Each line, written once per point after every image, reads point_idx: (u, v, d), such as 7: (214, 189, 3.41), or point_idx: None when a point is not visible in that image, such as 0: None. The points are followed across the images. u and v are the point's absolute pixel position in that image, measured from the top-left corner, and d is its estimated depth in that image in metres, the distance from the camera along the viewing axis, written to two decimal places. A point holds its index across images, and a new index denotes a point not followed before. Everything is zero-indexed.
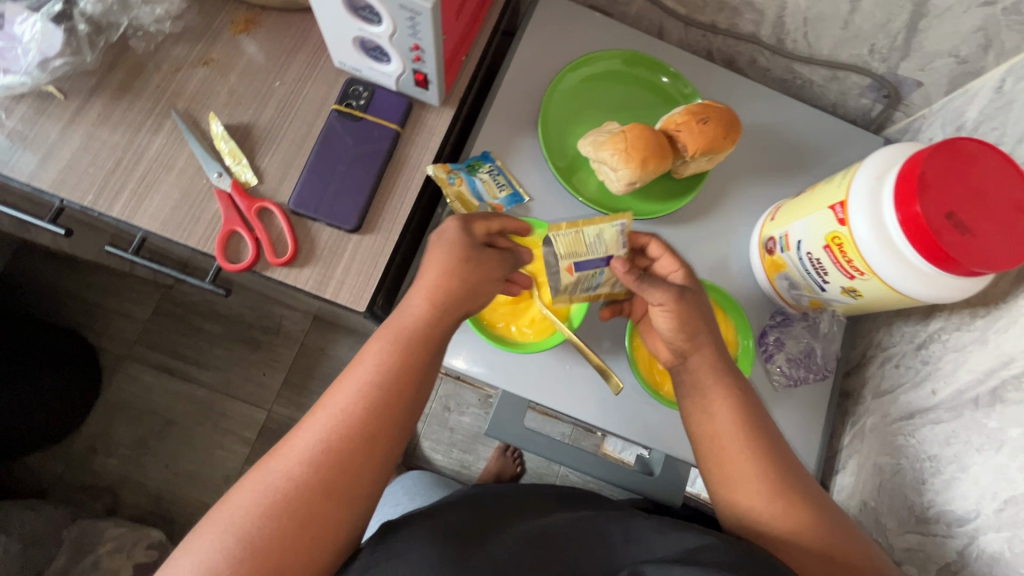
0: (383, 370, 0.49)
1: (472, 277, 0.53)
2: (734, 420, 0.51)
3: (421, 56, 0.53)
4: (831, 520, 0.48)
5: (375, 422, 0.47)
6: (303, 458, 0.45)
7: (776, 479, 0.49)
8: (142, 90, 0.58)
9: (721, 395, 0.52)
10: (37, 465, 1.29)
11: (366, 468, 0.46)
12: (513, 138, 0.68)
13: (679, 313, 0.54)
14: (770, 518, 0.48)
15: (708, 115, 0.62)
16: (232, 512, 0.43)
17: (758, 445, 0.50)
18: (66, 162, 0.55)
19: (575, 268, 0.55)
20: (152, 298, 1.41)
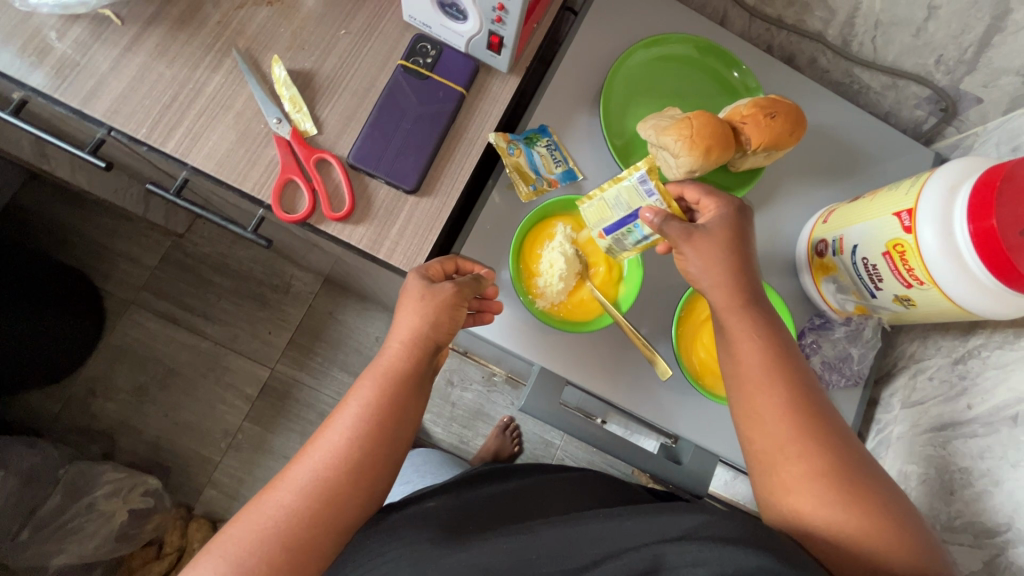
0: (367, 408, 0.49)
1: (445, 321, 0.51)
2: (758, 364, 0.51)
3: (503, 17, 0.51)
4: (856, 484, 0.46)
5: (360, 457, 0.47)
6: (295, 491, 0.46)
7: (793, 428, 0.48)
8: (203, 24, 0.55)
9: (743, 338, 0.52)
10: (34, 403, 1.27)
11: (348, 501, 0.47)
12: (572, 114, 0.67)
13: (701, 253, 0.53)
14: (781, 463, 0.48)
15: (777, 110, 0.61)
16: (233, 540, 0.45)
17: (780, 392, 0.49)
18: (120, 91, 0.53)
19: (605, 232, 0.58)
20: (162, 245, 1.38)
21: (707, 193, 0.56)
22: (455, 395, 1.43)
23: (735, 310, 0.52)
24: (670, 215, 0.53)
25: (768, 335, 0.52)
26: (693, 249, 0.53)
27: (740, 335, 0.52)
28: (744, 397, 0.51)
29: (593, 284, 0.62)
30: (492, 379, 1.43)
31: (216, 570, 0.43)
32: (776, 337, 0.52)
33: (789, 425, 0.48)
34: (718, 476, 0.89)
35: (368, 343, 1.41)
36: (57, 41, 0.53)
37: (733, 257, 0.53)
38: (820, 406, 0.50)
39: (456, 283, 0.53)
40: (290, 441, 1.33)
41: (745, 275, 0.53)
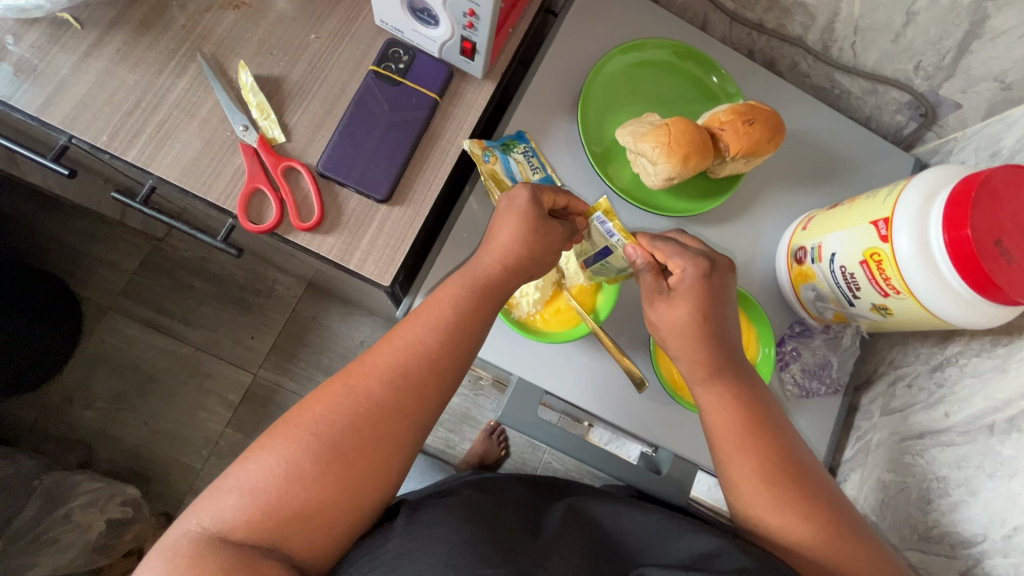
0: (438, 332, 0.48)
1: (548, 238, 0.53)
2: (734, 430, 0.50)
3: (475, 23, 0.50)
4: (848, 543, 0.45)
5: (425, 386, 0.46)
6: (383, 382, 0.45)
7: (777, 490, 0.47)
8: (167, 28, 0.54)
9: (718, 401, 0.51)
10: (9, 412, 1.24)
11: (433, 411, 0.47)
12: (550, 120, 0.66)
13: (671, 317, 0.53)
14: (769, 532, 0.46)
15: (756, 117, 0.61)
16: (319, 422, 0.43)
17: (758, 453, 0.48)
18: (79, 98, 0.51)
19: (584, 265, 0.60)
20: (141, 249, 1.35)
21: (677, 253, 0.53)
22: None
23: (705, 372, 0.52)
24: (647, 266, 0.53)
25: (737, 395, 0.51)
26: (664, 313, 0.53)
27: (713, 401, 0.51)
28: (725, 463, 0.50)
29: (571, 294, 0.62)
30: (479, 382, 1.42)
31: (270, 466, 0.42)
32: (746, 398, 0.51)
33: (772, 492, 0.47)
34: (702, 482, 0.89)
35: (353, 348, 1.39)
36: (13, 46, 0.51)
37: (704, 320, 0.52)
38: (796, 456, 0.49)
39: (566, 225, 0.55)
40: None
41: (717, 337, 0.52)
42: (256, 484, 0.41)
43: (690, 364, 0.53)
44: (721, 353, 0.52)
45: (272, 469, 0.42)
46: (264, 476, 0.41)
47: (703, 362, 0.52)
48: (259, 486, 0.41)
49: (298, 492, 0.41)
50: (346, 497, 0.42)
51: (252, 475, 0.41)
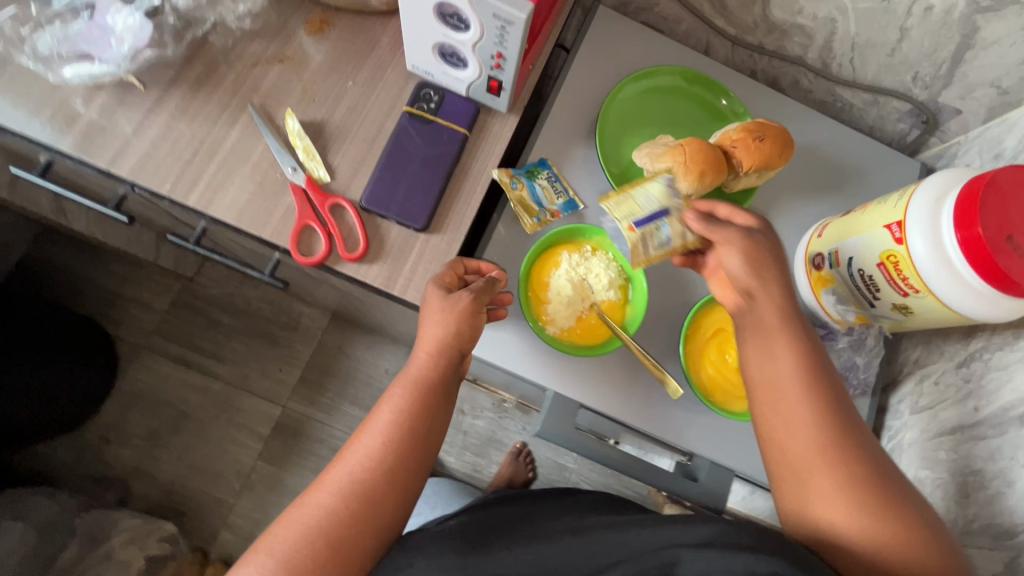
0: (384, 436, 0.50)
1: (462, 322, 0.53)
2: (793, 383, 0.51)
3: (502, 64, 0.54)
4: (883, 495, 0.46)
5: (374, 484, 0.48)
6: (335, 492, 0.48)
7: (823, 437, 0.48)
8: (219, 83, 0.59)
9: (778, 344, 0.53)
10: (50, 453, 1.29)
11: (387, 502, 0.48)
12: (569, 146, 0.70)
13: (731, 256, 0.56)
14: (810, 476, 0.48)
15: (764, 133, 0.64)
16: (276, 541, 0.46)
17: (810, 404, 0.50)
18: (143, 151, 0.56)
19: (635, 226, 0.59)
20: (172, 289, 1.41)
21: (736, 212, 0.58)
22: (467, 423, 1.44)
23: (778, 324, 0.53)
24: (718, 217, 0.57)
25: (804, 350, 0.52)
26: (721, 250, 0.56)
27: (774, 355, 0.53)
28: (774, 406, 0.51)
29: (600, 306, 0.63)
30: (503, 405, 1.44)
31: None
32: (808, 354, 0.52)
33: (819, 447, 0.48)
34: (737, 492, 0.92)
35: (378, 376, 1.42)
36: (82, 107, 0.56)
37: (770, 273, 0.55)
38: (850, 417, 0.50)
39: (473, 288, 0.54)
40: (304, 478, 1.33)
41: (787, 286, 0.56)
42: None
43: (765, 312, 0.54)
44: (790, 310, 0.54)
45: None
46: None
47: (775, 310, 0.54)
48: None
49: None
50: None
51: None
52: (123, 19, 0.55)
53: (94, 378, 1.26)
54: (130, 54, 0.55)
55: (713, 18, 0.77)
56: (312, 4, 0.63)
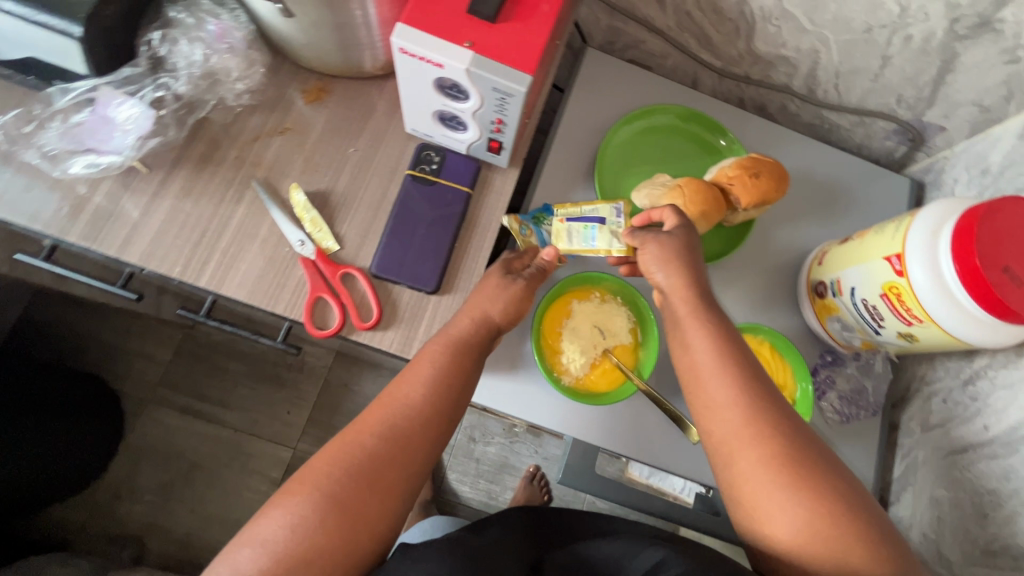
0: (427, 390, 0.49)
1: (508, 290, 0.56)
2: (709, 363, 0.49)
3: (501, 128, 0.55)
4: (807, 472, 0.44)
5: (416, 436, 0.47)
6: (379, 435, 0.46)
7: (746, 414, 0.46)
8: (222, 161, 0.59)
9: (694, 326, 0.51)
10: (60, 515, 1.27)
11: (422, 456, 0.47)
12: (569, 191, 0.71)
13: (652, 265, 0.56)
14: (735, 458, 0.46)
15: (760, 169, 0.65)
16: (319, 475, 0.44)
17: (731, 383, 0.48)
18: (152, 235, 0.56)
19: (567, 219, 0.64)
20: (174, 338, 1.40)
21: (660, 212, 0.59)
22: (479, 450, 1.45)
23: (691, 309, 0.52)
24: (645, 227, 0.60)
25: (721, 330, 0.51)
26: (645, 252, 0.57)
27: (690, 336, 0.51)
28: (698, 389, 0.49)
29: (614, 353, 0.64)
30: (513, 429, 1.45)
31: (274, 537, 0.41)
32: (728, 333, 0.50)
33: (746, 428, 0.46)
34: None
35: None
36: (86, 197, 0.56)
37: (682, 263, 0.54)
38: (774, 396, 0.48)
39: (528, 275, 0.58)
40: None
41: (700, 274, 0.55)
42: (265, 543, 0.41)
43: (677, 298, 0.53)
44: (703, 294, 0.53)
45: (280, 531, 0.41)
46: (273, 534, 0.41)
47: (689, 299, 0.52)
48: (272, 541, 0.41)
49: (301, 551, 0.41)
50: (344, 552, 0.42)
51: (245, 552, 0.41)
52: (127, 110, 0.54)
53: (95, 435, 1.26)
54: (136, 146, 0.55)
55: (700, 52, 0.79)
56: (308, 73, 0.63)
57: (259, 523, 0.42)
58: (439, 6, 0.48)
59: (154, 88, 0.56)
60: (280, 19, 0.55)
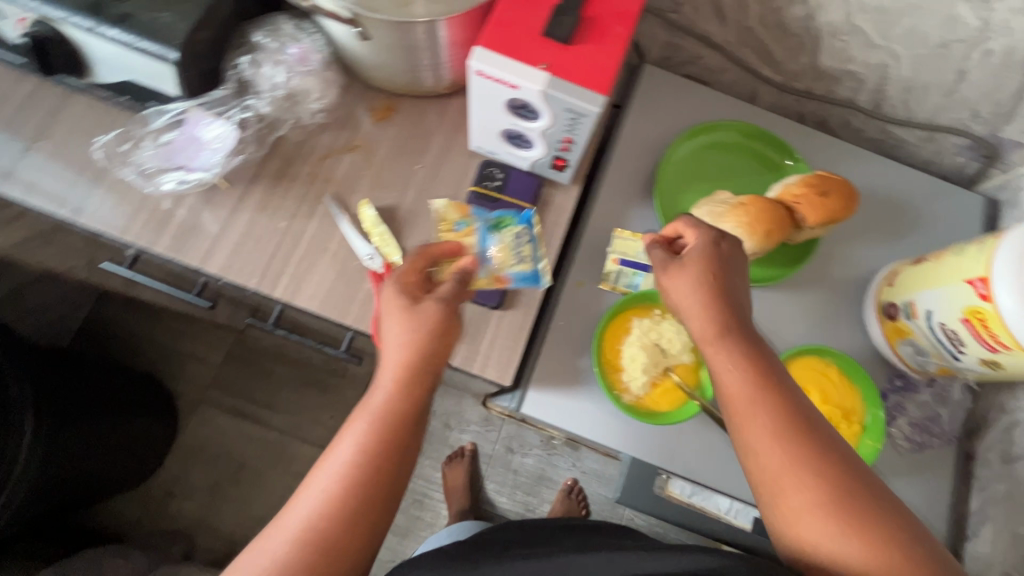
0: (347, 475, 0.44)
1: (420, 333, 0.48)
2: (747, 397, 0.46)
3: (569, 147, 0.55)
4: (861, 516, 0.41)
5: (340, 532, 0.42)
6: (295, 540, 0.42)
7: (790, 452, 0.43)
8: (295, 177, 0.61)
9: (724, 358, 0.48)
10: (119, 509, 1.33)
11: (349, 551, 0.42)
12: (627, 208, 0.71)
13: (677, 289, 0.50)
14: (785, 499, 0.43)
15: (827, 187, 0.64)
16: None
17: (772, 420, 0.45)
18: (231, 247, 0.59)
19: (619, 261, 0.67)
20: (226, 341, 1.46)
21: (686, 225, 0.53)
22: (516, 461, 1.44)
23: (720, 341, 0.48)
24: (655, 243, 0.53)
25: (755, 360, 0.47)
26: (674, 276, 0.50)
27: (721, 360, 0.48)
28: (737, 424, 0.46)
29: (675, 372, 0.64)
30: (552, 442, 1.44)
31: None
32: (764, 362, 0.47)
33: (790, 455, 0.43)
34: None
35: None
36: (172, 210, 0.59)
37: (708, 291, 0.49)
38: (820, 421, 0.46)
39: (442, 295, 0.49)
40: None
41: (728, 304, 0.49)
42: None
43: (700, 328, 0.49)
44: (742, 317, 0.49)
45: None
46: None
47: (714, 334, 0.48)
48: None
49: None
50: None
51: None
52: (215, 130, 0.58)
53: (144, 434, 1.25)
54: (221, 162, 0.58)
55: (760, 68, 0.78)
56: (377, 92, 0.65)
57: None
58: (515, 30, 0.48)
59: (240, 109, 0.59)
60: (356, 41, 0.57)
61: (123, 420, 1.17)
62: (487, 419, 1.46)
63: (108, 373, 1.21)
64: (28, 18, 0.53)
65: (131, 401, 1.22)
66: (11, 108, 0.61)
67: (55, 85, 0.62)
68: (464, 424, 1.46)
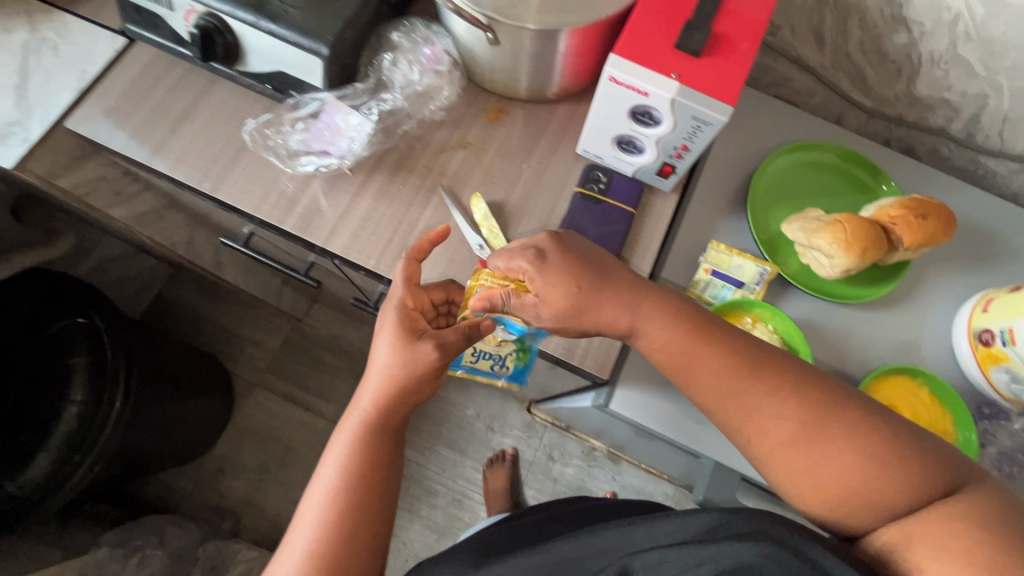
0: (352, 455, 0.52)
1: (403, 350, 0.53)
2: (679, 349, 0.51)
3: (682, 154, 0.58)
4: (828, 426, 0.45)
5: (359, 495, 0.50)
6: (330, 514, 0.49)
7: (742, 386, 0.48)
8: (413, 168, 0.66)
9: (650, 323, 0.52)
10: (171, 482, 1.37)
11: (369, 508, 0.50)
12: (717, 218, 0.73)
13: (549, 281, 0.52)
14: (761, 436, 0.47)
15: (925, 210, 0.65)
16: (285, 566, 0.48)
17: (723, 364, 0.49)
18: (353, 229, 0.63)
19: (711, 270, 0.68)
20: (283, 328, 1.51)
21: (508, 261, 0.53)
22: (557, 470, 1.43)
23: (635, 300, 0.53)
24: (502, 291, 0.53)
25: (676, 315, 0.52)
26: (548, 300, 0.52)
27: (647, 329, 0.52)
28: (689, 380, 0.51)
29: None
30: (593, 453, 1.43)
31: None
32: (685, 314, 0.52)
33: (743, 399, 0.48)
34: None
35: (469, 419, 1.44)
36: (302, 191, 0.64)
37: (582, 278, 0.52)
38: (771, 355, 0.50)
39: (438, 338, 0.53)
40: (400, 519, 1.35)
41: (601, 291, 0.52)
42: None
43: (609, 308, 0.52)
44: (630, 281, 0.53)
45: None
46: None
47: (625, 304, 0.52)
48: None
49: None
50: None
51: None
52: (348, 119, 0.63)
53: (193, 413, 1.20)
54: (356, 151, 0.64)
55: (851, 92, 0.79)
56: (489, 94, 0.70)
57: None
58: (649, 41, 0.52)
59: (377, 102, 0.65)
60: (485, 46, 0.61)
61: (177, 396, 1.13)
62: (529, 425, 1.45)
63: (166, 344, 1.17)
64: (197, 10, 0.59)
65: (185, 379, 1.17)
66: (163, 90, 0.67)
67: (203, 72, 0.68)
68: (506, 428, 1.44)
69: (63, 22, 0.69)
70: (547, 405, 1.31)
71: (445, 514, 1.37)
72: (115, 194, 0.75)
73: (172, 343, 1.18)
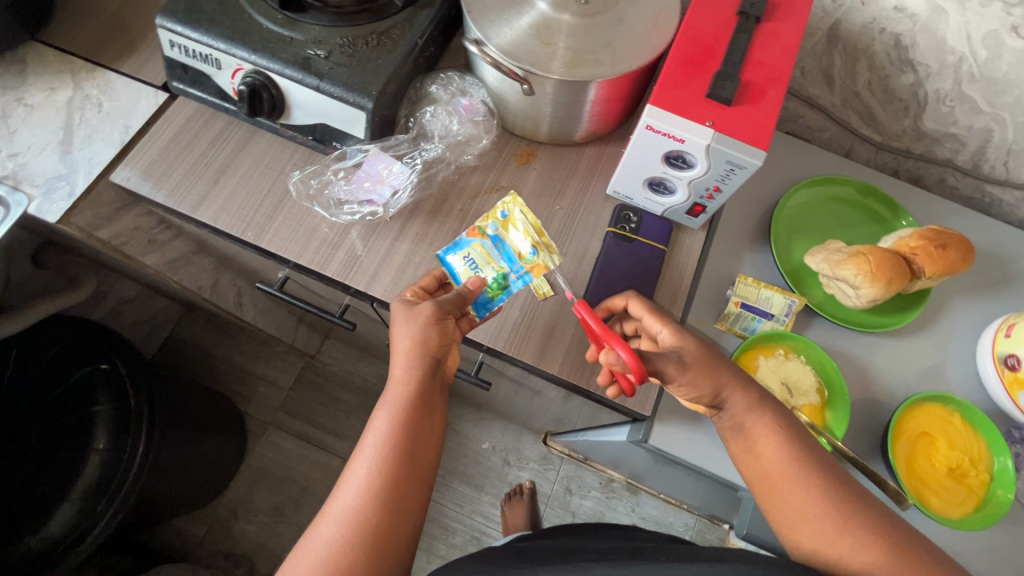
0: (398, 412, 0.52)
1: (440, 339, 0.55)
2: (782, 459, 0.52)
3: (714, 195, 0.61)
4: (912, 555, 0.46)
5: (408, 444, 0.51)
6: (385, 461, 0.50)
7: (834, 498, 0.50)
8: (449, 213, 0.67)
9: (765, 434, 0.54)
10: (181, 528, 1.28)
11: (416, 462, 0.52)
12: (743, 252, 0.75)
13: (699, 378, 0.54)
14: (847, 551, 0.46)
15: (945, 241, 0.67)
16: (343, 513, 0.48)
17: (815, 482, 0.51)
18: (394, 273, 0.65)
19: (741, 304, 0.69)
20: (296, 367, 1.45)
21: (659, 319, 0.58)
22: (575, 503, 1.39)
23: (756, 415, 0.55)
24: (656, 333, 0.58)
25: (786, 432, 0.54)
26: (691, 374, 0.54)
27: (762, 440, 0.54)
28: (781, 492, 0.51)
29: (802, 411, 0.65)
30: (611, 484, 1.41)
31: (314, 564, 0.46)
32: (791, 432, 0.54)
33: (835, 513, 0.49)
34: None
35: (485, 453, 1.42)
36: (342, 237, 0.65)
37: (727, 367, 0.56)
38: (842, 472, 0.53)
39: (438, 299, 0.57)
40: (418, 559, 1.29)
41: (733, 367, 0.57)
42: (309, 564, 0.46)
43: (741, 412, 0.55)
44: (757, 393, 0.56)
45: (316, 558, 0.46)
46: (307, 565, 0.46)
47: (752, 400, 0.55)
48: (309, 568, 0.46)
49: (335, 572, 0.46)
50: (375, 556, 0.47)
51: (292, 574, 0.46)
52: (390, 168, 0.65)
53: (212, 456, 1.17)
54: (399, 200, 0.66)
55: (861, 128, 0.83)
56: (519, 139, 0.72)
57: (298, 554, 0.47)
58: (682, 94, 0.55)
59: (418, 152, 0.68)
60: (518, 94, 0.64)
61: (195, 440, 1.10)
62: (545, 457, 1.43)
63: (189, 386, 1.14)
64: (245, 68, 0.62)
65: (206, 423, 1.15)
66: (203, 143, 0.69)
67: (243, 124, 0.70)
68: (523, 461, 1.42)
69: (106, 80, 0.72)
70: (564, 437, 1.30)
71: (464, 553, 1.32)
72: (148, 241, 0.75)
73: (188, 384, 1.15)
